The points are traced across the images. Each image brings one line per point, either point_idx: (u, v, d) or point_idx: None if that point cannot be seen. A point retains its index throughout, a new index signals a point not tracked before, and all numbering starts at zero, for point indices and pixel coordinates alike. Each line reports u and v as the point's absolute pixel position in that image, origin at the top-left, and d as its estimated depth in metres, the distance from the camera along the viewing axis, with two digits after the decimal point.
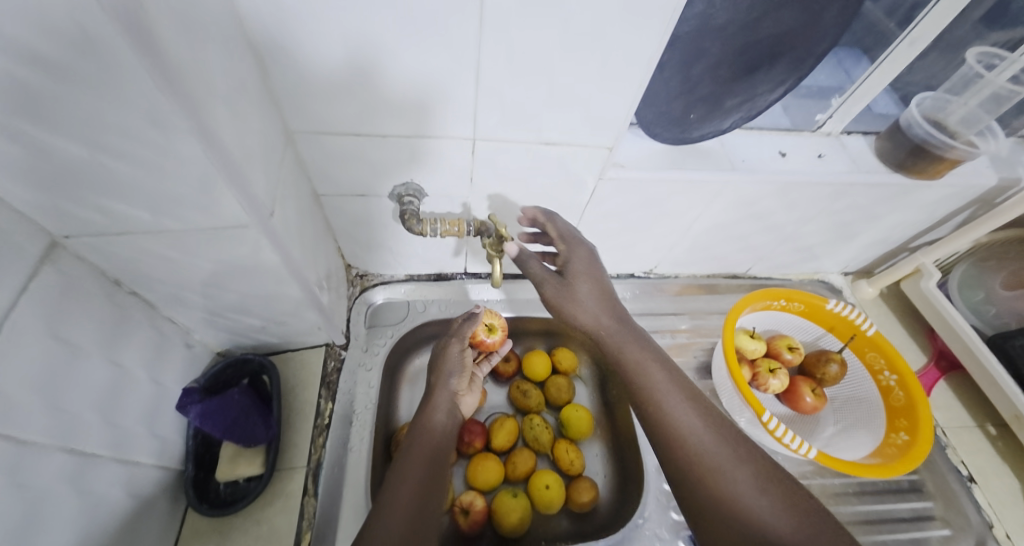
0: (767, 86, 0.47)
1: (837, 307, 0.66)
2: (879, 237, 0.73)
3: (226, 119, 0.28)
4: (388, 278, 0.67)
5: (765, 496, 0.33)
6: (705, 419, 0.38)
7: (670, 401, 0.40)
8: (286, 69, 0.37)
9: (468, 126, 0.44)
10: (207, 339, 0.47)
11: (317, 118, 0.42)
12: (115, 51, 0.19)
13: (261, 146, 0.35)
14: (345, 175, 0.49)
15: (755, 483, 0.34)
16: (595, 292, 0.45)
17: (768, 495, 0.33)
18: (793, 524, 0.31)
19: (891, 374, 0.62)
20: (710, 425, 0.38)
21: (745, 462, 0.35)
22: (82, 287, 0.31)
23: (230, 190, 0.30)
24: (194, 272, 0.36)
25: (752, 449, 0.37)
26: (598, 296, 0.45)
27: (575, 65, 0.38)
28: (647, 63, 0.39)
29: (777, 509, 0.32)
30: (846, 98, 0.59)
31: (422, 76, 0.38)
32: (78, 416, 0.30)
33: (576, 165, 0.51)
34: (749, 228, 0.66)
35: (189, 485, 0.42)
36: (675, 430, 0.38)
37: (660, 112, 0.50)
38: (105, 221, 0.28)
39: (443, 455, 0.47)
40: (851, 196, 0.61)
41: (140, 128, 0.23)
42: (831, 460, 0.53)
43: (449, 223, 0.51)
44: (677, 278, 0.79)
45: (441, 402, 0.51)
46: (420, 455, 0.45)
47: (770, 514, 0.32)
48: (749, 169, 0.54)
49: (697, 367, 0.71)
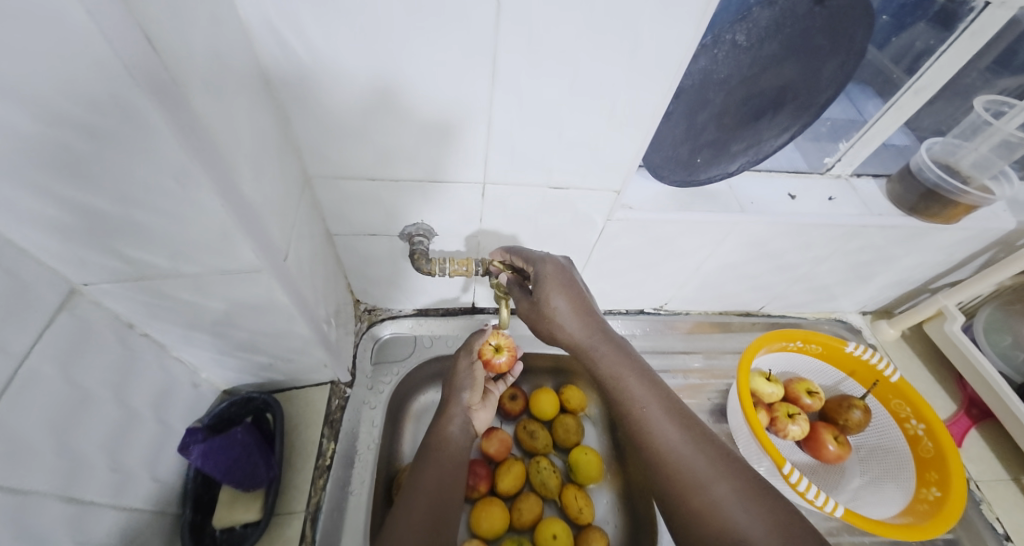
0: (771, 131, 0.47)
1: (857, 350, 0.63)
2: (896, 278, 0.72)
3: (247, 172, 0.30)
4: (396, 313, 0.67)
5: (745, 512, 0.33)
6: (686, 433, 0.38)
7: (653, 415, 0.39)
8: (306, 122, 0.39)
9: (479, 172, 0.46)
10: (214, 377, 0.47)
11: (335, 164, 0.44)
12: (151, 120, 0.21)
13: (279, 193, 0.36)
14: (358, 215, 0.50)
15: (736, 501, 0.34)
16: (570, 308, 0.44)
17: (750, 512, 0.33)
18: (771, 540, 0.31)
19: (919, 422, 0.58)
20: (691, 441, 0.38)
21: (726, 478, 0.35)
22: (97, 331, 0.32)
23: (247, 239, 0.31)
24: (206, 313, 0.37)
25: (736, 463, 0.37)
26: (573, 312, 0.44)
27: (583, 115, 0.40)
28: (652, 115, 0.40)
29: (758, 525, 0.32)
30: (852, 142, 0.61)
31: (436, 126, 0.40)
32: (83, 461, 0.30)
33: (584, 206, 0.51)
34: (760, 267, 0.65)
35: (186, 530, 0.40)
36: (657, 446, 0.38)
37: (667, 156, 0.50)
38: (126, 268, 0.29)
39: (454, 467, 0.49)
40: (865, 237, 0.60)
41: (167, 186, 0.25)
42: (860, 519, 0.50)
43: (457, 263, 0.52)
44: (688, 315, 0.77)
45: (451, 419, 0.53)
46: (432, 474, 0.47)
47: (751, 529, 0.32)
48: (759, 212, 0.54)
49: (711, 410, 0.68)
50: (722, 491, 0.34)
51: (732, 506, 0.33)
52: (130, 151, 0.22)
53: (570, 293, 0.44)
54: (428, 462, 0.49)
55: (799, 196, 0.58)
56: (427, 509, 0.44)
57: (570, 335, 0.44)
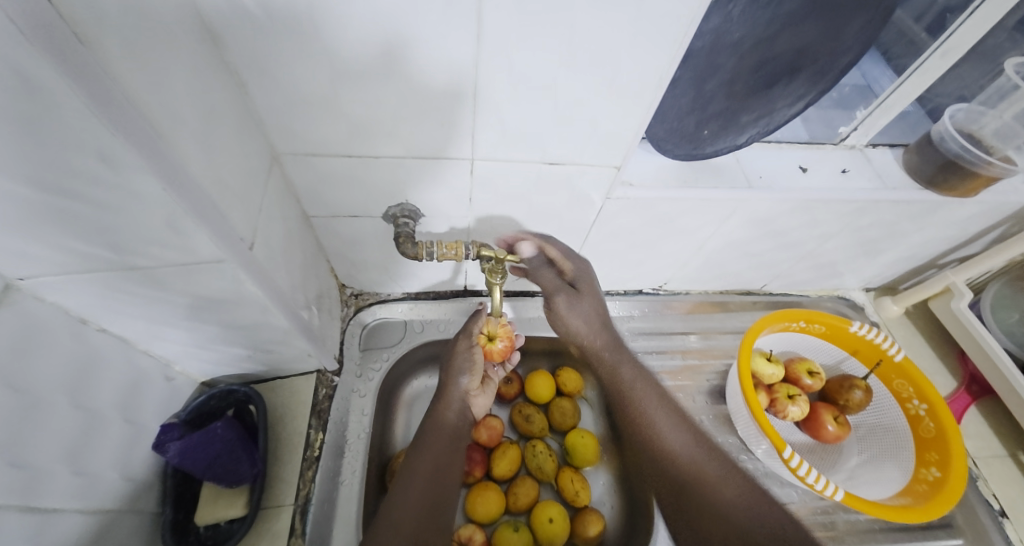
0: (786, 101, 0.44)
1: (862, 329, 0.62)
2: (904, 254, 0.69)
3: (195, 152, 0.27)
4: (385, 297, 0.64)
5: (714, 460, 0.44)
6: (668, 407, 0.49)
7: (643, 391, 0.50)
8: (268, 94, 0.35)
9: (468, 147, 0.42)
10: (189, 370, 0.45)
11: (306, 141, 0.40)
12: (59, 96, 0.18)
13: (239, 174, 0.33)
14: (336, 196, 0.47)
15: (695, 443, 0.46)
16: (592, 306, 0.53)
17: (710, 456, 0.45)
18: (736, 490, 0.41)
19: (921, 402, 0.58)
20: (670, 410, 0.49)
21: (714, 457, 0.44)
22: (43, 330, 0.29)
23: (202, 228, 0.28)
24: (168, 306, 0.34)
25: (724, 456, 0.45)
26: (592, 311, 0.53)
27: (581, 82, 0.36)
28: (658, 80, 0.36)
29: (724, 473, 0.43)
30: (871, 110, 0.57)
31: (418, 96, 0.36)
32: (38, 469, 0.29)
33: (580, 184, 0.48)
34: (765, 245, 0.62)
35: (167, 529, 0.40)
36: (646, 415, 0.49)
37: (671, 128, 0.45)
38: (65, 263, 0.27)
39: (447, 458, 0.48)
40: (876, 212, 0.57)
41: (94, 170, 0.22)
42: (857, 500, 0.50)
43: (446, 246, 0.48)
44: (688, 294, 0.75)
45: (447, 404, 0.52)
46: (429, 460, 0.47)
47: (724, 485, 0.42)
48: (767, 187, 0.51)
49: (709, 391, 0.67)
50: (699, 447, 0.46)
51: (692, 448, 0.45)
52: (36, 133, 0.19)
53: (593, 296, 0.53)
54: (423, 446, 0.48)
55: (810, 169, 0.55)
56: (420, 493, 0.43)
57: (587, 327, 0.54)
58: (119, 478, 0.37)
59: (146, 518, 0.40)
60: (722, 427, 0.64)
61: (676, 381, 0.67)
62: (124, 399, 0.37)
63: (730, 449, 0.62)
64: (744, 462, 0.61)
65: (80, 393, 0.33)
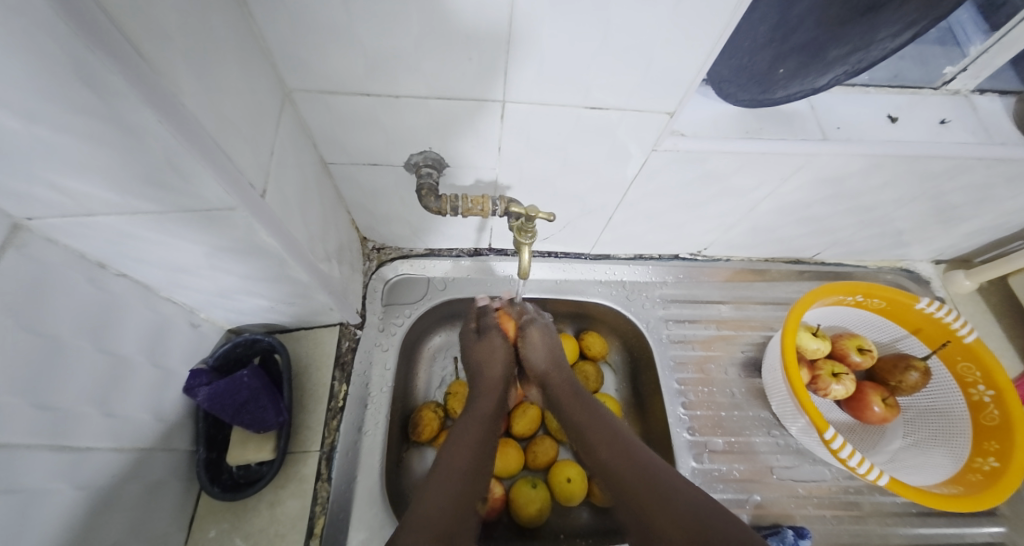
0: (891, 29, 0.33)
1: (931, 307, 0.55)
2: (993, 223, 0.60)
3: (190, 82, 0.23)
4: (407, 252, 0.62)
5: (673, 477, 0.41)
6: (622, 440, 0.46)
7: (601, 423, 0.48)
8: (275, 20, 0.30)
9: (499, 88, 0.37)
10: (214, 317, 0.46)
11: (322, 75, 0.36)
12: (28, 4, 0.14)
13: (244, 113, 0.30)
14: (353, 140, 0.43)
15: (656, 465, 0.43)
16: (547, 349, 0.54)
17: (669, 476, 0.42)
18: (695, 498, 0.39)
19: (987, 389, 0.52)
20: (624, 439, 0.46)
21: (670, 475, 0.42)
22: (58, 273, 0.29)
23: (209, 172, 0.25)
24: (184, 254, 0.33)
25: (686, 485, 0.41)
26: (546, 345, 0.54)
27: (638, 9, 0.29)
28: (737, 3, 0.29)
29: (685, 488, 0.40)
30: (989, 45, 0.47)
31: (441, 26, 0.31)
32: (66, 412, 0.30)
33: (622, 133, 0.42)
34: (827, 208, 0.55)
35: (201, 467, 0.42)
36: (608, 436, 0.46)
37: (739, 66, 0.41)
38: (68, 204, 0.25)
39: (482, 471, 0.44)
40: (971, 174, 0.48)
41: (76, 97, 0.19)
42: (901, 487, 0.46)
43: (471, 200, 0.45)
44: (729, 261, 0.69)
45: (483, 397, 0.51)
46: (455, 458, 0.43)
47: (683, 491, 0.40)
48: (845, 139, 0.44)
49: (742, 364, 0.63)
50: (645, 463, 0.43)
51: (653, 468, 0.42)
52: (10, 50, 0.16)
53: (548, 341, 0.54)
54: (464, 424, 0.47)
55: (901, 118, 0.47)
56: (472, 454, 0.44)
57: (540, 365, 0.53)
58: (152, 419, 0.39)
59: (182, 455, 0.43)
60: (754, 401, 0.61)
61: (708, 351, 0.63)
62: (149, 344, 0.38)
63: (761, 423, 0.59)
64: (775, 437, 0.58)
65: (104, 338, 0.33)
